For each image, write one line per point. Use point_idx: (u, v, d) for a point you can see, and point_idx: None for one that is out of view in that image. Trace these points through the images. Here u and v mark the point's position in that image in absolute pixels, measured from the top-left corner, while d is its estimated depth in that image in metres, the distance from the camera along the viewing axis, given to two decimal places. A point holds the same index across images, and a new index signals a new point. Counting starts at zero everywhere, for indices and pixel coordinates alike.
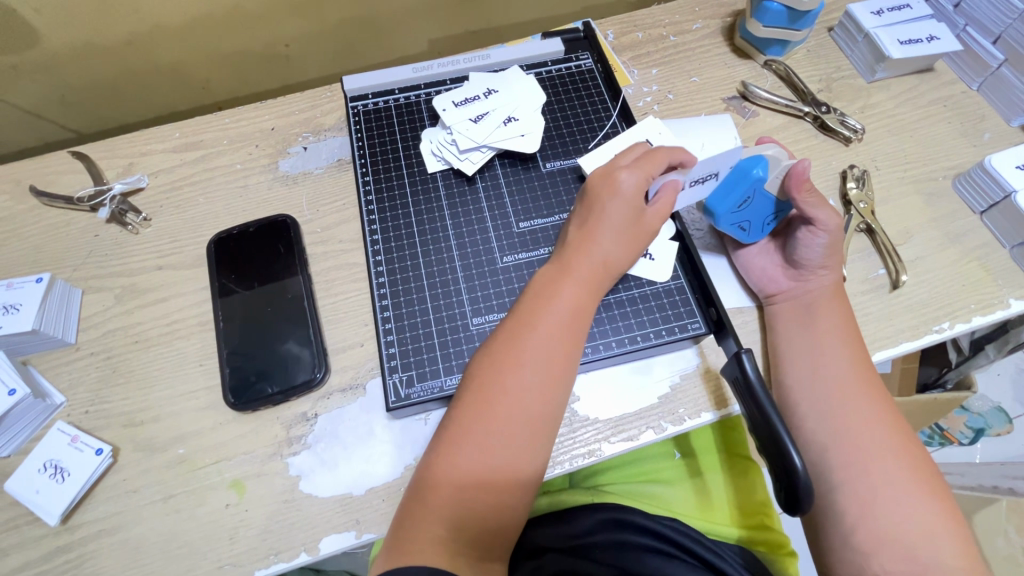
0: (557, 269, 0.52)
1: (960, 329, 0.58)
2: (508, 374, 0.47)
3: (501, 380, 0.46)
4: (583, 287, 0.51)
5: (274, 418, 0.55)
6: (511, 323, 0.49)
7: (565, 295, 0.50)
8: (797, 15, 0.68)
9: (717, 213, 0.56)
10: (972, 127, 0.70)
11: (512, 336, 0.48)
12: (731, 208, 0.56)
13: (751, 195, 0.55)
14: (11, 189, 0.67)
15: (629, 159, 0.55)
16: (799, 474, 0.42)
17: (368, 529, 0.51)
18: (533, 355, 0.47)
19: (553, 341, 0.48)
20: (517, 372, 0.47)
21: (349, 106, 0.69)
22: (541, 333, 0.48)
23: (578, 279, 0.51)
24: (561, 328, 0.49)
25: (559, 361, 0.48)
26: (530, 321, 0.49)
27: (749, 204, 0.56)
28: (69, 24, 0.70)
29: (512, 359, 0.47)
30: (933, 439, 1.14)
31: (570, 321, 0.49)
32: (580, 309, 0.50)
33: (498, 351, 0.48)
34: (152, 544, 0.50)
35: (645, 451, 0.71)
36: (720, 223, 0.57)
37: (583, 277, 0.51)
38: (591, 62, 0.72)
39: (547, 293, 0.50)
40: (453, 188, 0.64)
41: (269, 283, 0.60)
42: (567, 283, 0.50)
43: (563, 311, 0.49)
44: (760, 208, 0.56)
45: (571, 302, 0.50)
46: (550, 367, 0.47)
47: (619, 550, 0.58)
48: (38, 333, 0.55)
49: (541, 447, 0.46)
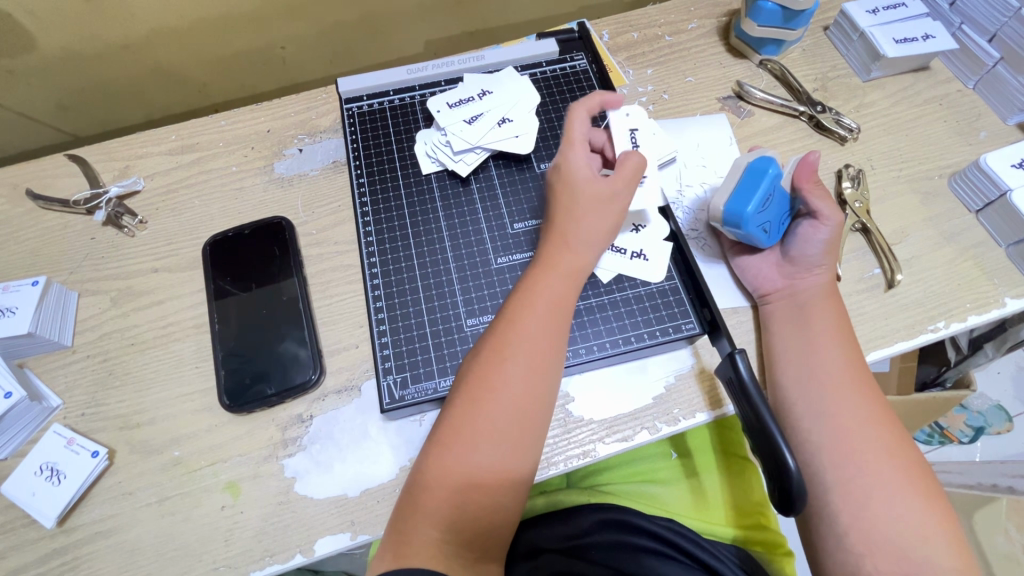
0: (539, 265, 0.52)
1: (955, 328, 0.58)
2: (495, 370, 0.47)
3: (491, 378, 0.46)
4: (565, 279, 0.51)
5: (269, 420, 0.55)
6: (498, 321, 0.50)
7: (545, 289, 0.50)
8: (791, 14, 0.68)
9: (748, 216, 0.54)
10: (969, 126, 0.70)
11: (497, 334, 0.48)
12: (758, 208, 0.54)
13: (771, 193, 0.55)
14: (8, 192, 0.67)
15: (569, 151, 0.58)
16: (792, 474, 0.42)
17: (363, 530, 0.51)
18: (518, 349, 0.47)
19: (538, 334, 0.48)
20: (504, 367, 0.47)
21: (344, 108, 0.69)
22: (525, 328, 0.48)
23: (559, 271, 0.51)
24: (545, 321, 0.49)
25: (545, 355, 0.48)
26: (514, 317, 0.49)
27: (770, 203, 0.55)
28: (65, 27, 0.71)
29: (498, 356, 0.47)
30: (933, 437, 1.15)
31: (553, 312, 0.49)
32: (563, 302, 0.50)
33: (486, 349, 0.48)
34: (148, 545, 0.50)
35: (641, 451, 0.71)
36: (750, 228, 0.55)
37: (565, 268, 0.51)
38: (585, 62, 0.72)
39: (530, 289, 0.50)
40: (447, 189, 0.64)
41: (264, 285, 0.60)
42: (549, 276, 0.51)
43: (546, 304, 0.49)
44: (777, 208, 0.56)
45: (553, 294, 0.50)
46: (535, 362, 0.47)
47: (618, 550, 0.59)
48: (34, 336, 0.55)
49: (531, 442, 0.46)
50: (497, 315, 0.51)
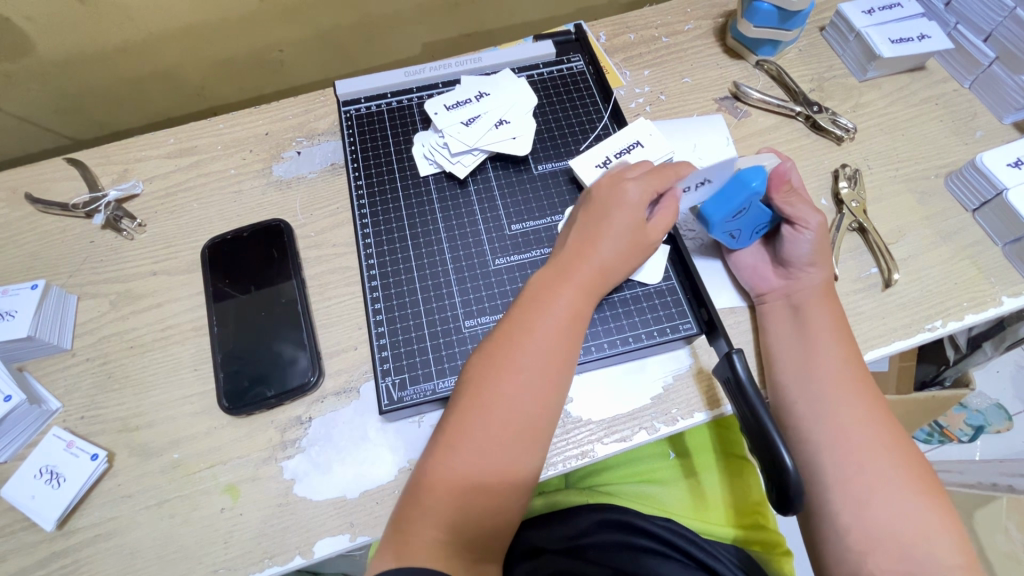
0: (555, 273, 0.51)
1: (953, 327, 0.59)
2: (506, 376, 0.46)
3: (498, 382, 0.46)
4: (579, 294, 0.50)
5: (269, 422, 0.55)
6: (509, 328, 0.49)
7: (564, 299, 0.50)
8: (787, 15, 0.68)
9: (713, 220, 0.55)
10: (965, 125, 0.70)
11: (510, 339, 0.48)
12: (726, 217, 0.55)
13: (746, 207, 0.55)
14: (7, 196, 0.67)
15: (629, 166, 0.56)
16: (790, 474, 0.42)
17: (362, 532, 0.51)
18: (531, 360, 0.47)
19: (552, 346, 0.48)
20: (516, 375, 0.46)
21: (341, 111, 0.69)
22: (539, 338, 0.48)
23: (577, 284, 0.51)
24: (560, 334, 0.49)
25: (559, 366, 0.48)
26: (530, 324, 0.49)
27: (744, 214, 0.55)
28: (62, 30, 0.71)
29: (509, 364, 0.47)
30: (932, 437, 1.15)
31: (568, 326, 0.49)
32: (579, 314, 0.50)
33: (496, 353, 0.48)
34: (147, 548, 0.50)
35: (641, 451, 0.70)
36: (713, 231, 0.57)
37: (581, 282, 0.51)
38: (582, 64, 0.72)
39: (543, 299, 0.50)
40: (446, 190, 0.64)
41: (263, 286, 0.60)
42: (564, 290, 0.50)
43: (563, 316, 0.49)
44: (753, 219, 0.57)
45: (567, 307, 0.50)
46: (548, 372, 0.47)
47: (618, 550, 0.59)
48: (33, 340, 0.55)
49: (536, 447, 0.46)
50: (507, 317, 0.51)
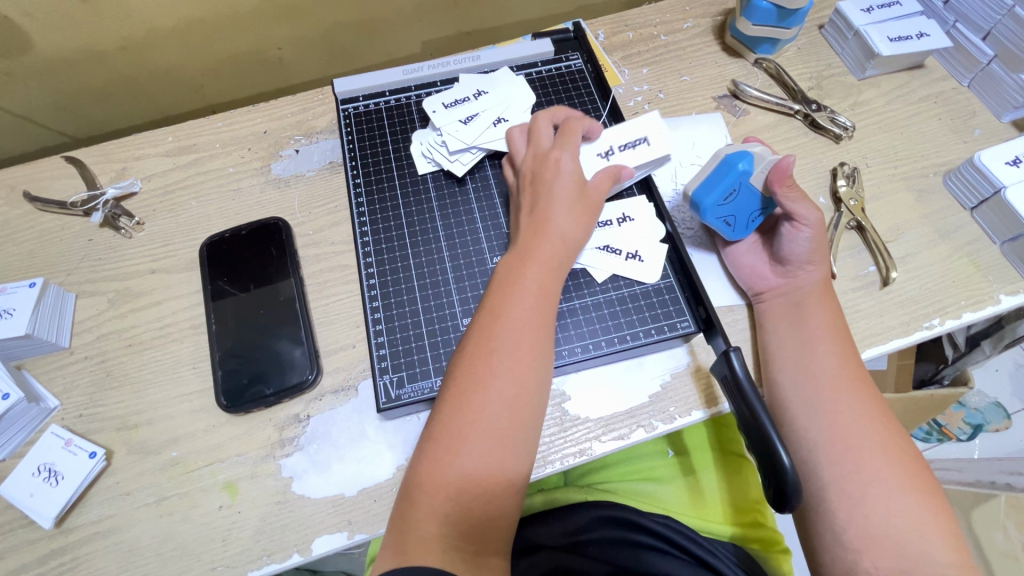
0: (518, 257, 0.52)
1: (950, 325, 0.59)
2: (483, 363, 0.46)
3: (476, 375, 0.46)
4: (547, 272, 0.51)
5: (267, 420, 0.55)
6: (483, 316, 0.49)
7: (529, 279, 0.50)
8: (785, 14, 0.68)
9: (704, 206, 0.56)
10: (964, 124, 0.70)
11: (484, 330, 0.48)
12: (716, 201, 0.55)
13: (737, 189, 0.55)
14: (6, 194, 0.67)
15: (549, 140, 0.58)
16: (786, 471, 0.42)
17: (360, 530, 0.51)
18: (505, 344, 0.47)
19: (526, 328, 0.48)
20: (493, 365, 0.46)
21: (341, 109, 0.69)
22: (512, 321, 0.48)
23: (541, 262, 0.51)
24: (531, 315, 0.48)
25: (534, 347, 0.47)
26: (498, 310, 0.49)
27: (736, 197, 0.55)
28: (60, 28, 0.70)
29: (486, 348, 0.47)
30: (931, 436, 1.14)
31: (537, 304, 0.49)
32: (547, 292, 0.50)
33: (471, 346, 0.48)
34: (146, 545, 0.51)
35: (640, 449, 0.70)
36: (706, 216, 0.57)
37: (546, 261, 0.51)
38: (581, 62, 0.72)
39: (511, 283, 0.50)
40: (444, 189, 0.64)
41: (263, 284, 0.60)
42: (530, 268, 0.50)
43: (531, 296, 0.49)
44: (746, 204, 0.56)
45: (536, 285, 0.50)
46: (524, 356, 0.47)
47: (618, 547, 0.59)
48: (31, 338, 0.55)
49: (526, 435, 0.46)
50: (479, 310, 0.50)
